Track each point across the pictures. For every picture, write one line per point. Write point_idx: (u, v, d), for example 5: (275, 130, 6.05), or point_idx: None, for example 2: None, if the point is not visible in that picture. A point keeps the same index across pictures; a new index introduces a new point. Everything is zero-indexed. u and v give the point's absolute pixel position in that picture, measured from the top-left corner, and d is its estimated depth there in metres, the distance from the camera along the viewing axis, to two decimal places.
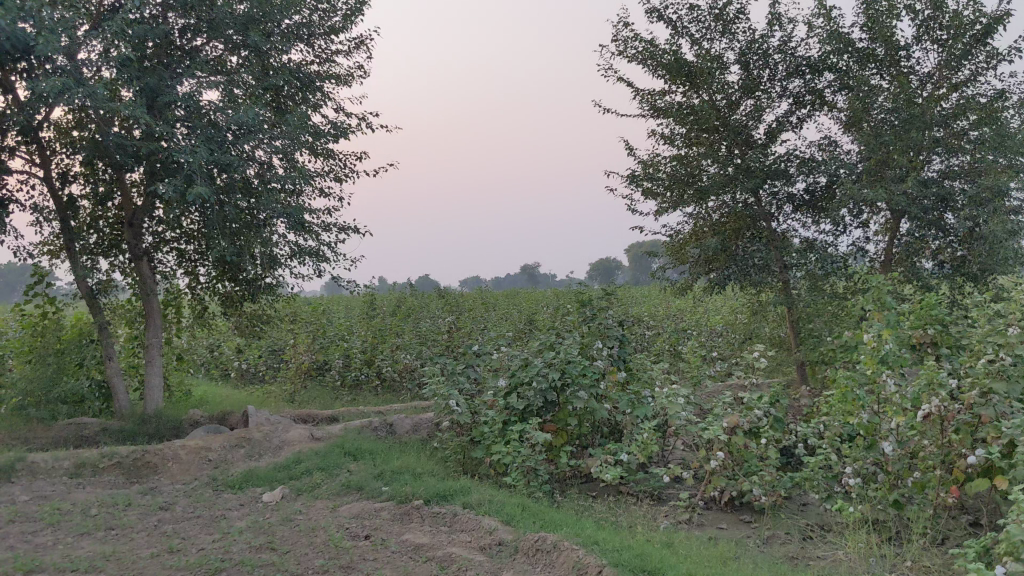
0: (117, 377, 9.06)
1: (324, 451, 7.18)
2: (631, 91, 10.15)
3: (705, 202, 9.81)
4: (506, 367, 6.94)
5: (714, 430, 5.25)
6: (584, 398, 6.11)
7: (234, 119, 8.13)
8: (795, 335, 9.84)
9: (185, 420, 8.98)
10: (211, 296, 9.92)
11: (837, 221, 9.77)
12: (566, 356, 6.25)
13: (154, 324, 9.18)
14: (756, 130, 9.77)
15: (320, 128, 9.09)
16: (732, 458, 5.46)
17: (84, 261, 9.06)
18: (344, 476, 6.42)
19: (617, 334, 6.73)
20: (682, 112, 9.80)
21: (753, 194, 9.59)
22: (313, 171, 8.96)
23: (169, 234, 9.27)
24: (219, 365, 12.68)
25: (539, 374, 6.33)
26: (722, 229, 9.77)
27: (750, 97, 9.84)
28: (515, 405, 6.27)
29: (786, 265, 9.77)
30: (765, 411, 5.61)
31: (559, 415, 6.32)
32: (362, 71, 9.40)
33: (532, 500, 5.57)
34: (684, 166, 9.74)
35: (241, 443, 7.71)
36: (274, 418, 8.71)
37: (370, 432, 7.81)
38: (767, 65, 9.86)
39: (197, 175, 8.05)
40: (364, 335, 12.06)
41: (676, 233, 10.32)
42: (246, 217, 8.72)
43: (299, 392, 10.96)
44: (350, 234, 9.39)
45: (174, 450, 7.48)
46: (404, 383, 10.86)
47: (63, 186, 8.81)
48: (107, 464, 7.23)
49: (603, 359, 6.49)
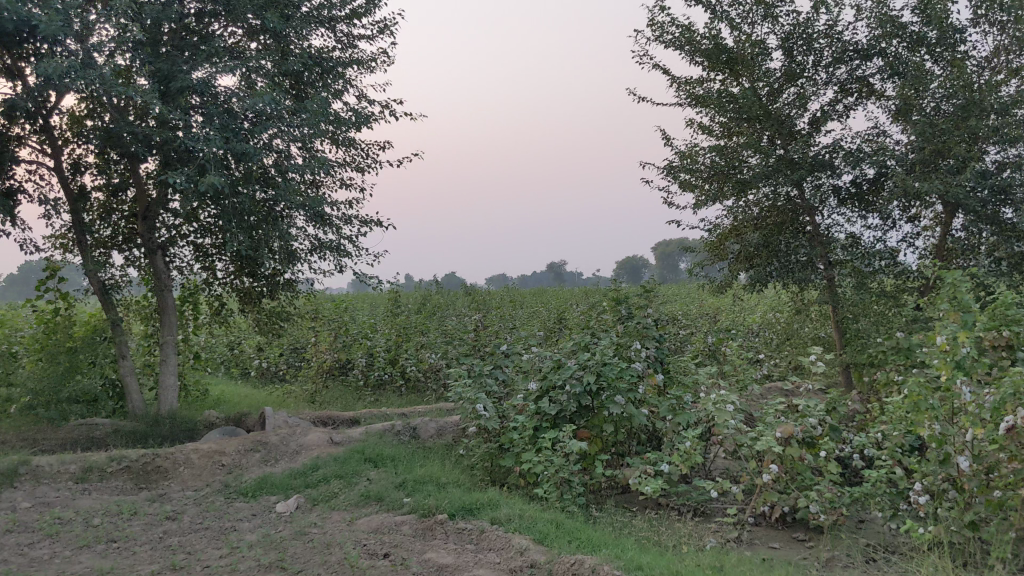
0: (130, 376, 8.71)
1: (344, 457, 6.77)
2: (667, 78, 9.65)
3: (746, 195, 9.32)
4: (537, 370, 6.50)
5: (767, 441, 4.78)
6: (622, 403, 5.66)
7: (251, 105, 7.75)
8: (840, 336, 9.33)
9: (200, 421, 8.61)
10: (229, 291, 9.55)
11: (885, 216, 9.26)
12: (601, 358, 5.80)
13: (169, 322, 8.82)
14: (800, 119, 9.26)
15: (342, 116, 8.68)
16: (785, 472, 4.98)
17: (97, 256, 8.72)
18: (363, 485, 6.00)
19: (657, 334, 6.27)
20: (722, 100, 9.31)
21: (796, 186, 9.08)
22: (334, 161, 8.55)
23: (185, 228, 8.89)
24: (239, 364, 12.31)
25: (572, 377, 5.88)
26: (764, 224, 9.29)
27: (794, 85, 9.35)
28: (547, 409, 5.83)
29: (831, 262, 9.26)
30: (821, 419, 5.14)
31: (593, 421, 5.87)
32: (386, 57, 8.99)
33: (565, 516, 5.12)
34: (724, 158, 9.24)
35: (257, 447, 7.33)
36: (293, 420, 8.32)
37: (392, 437, 7.40)
38: (811, 50, 9.35)
39: (211, 164, 7.67)
40: (388, 333, 11.65)
41: (714, 227, 9.85)
42: (263, 210, 8.32)
43: (321, 392, 10.57)
44: (372, 227, 8.98)
45: (186, 455, 7.09)
46: (429, 384, 10.45)
47: (75, 176, 8.47)
48: (115, 469, 6.85)
49: (642, 361, 6.03)
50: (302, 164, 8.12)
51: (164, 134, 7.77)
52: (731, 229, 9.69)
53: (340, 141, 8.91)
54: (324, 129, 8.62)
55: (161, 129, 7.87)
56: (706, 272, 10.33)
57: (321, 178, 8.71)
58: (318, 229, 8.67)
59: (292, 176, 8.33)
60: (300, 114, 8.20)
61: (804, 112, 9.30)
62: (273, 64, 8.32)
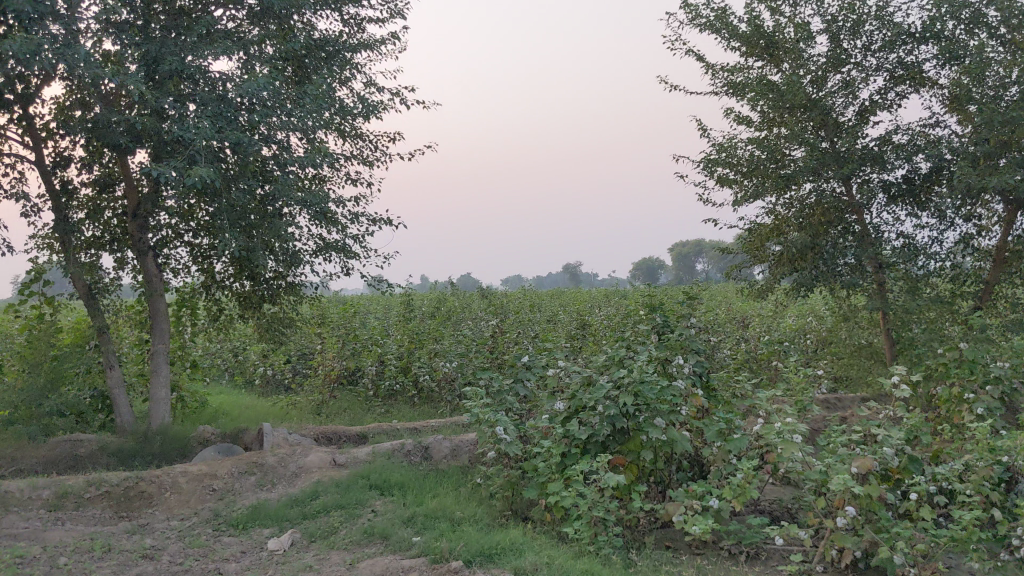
0: (118, 389, 8.04)
1: (347, 483, 6.07)
2: (701, 65, 8.90)
3: (789, 192, 8.55)
4: (564, 386, 5.76)
5: (844, 478, 4.03)
6: (663, 426, 4.93)
7: (244, 88, 6.94)
8: (891, 345, 8.55)
9: (193, 438, 7.92)
10: (229, 295, 8.85)
11: (940, 214, 8.50)
12: (639, 375, 5.05)
13: (161, 330, 8.15)
14: (848, 109, 8.54)
15: (348, 105, 7.98)
16: (859, 512, 4.23)
17: (84, 257, 8.03)
18: (367, 519, 5.28)
19: (702, 346, 5.53)
20: (764, 87, 8.55)
21: (843, 183, 8.36)
22: (339, 154, 7.85)
23: (181, 228, 8.21)
24: (243, 372, 11.62)
25: (605, 397, 5.14)
26: (808, 223, 8.51)
27: (840, 72, 8.62)
28: (578, 434, 5.09)
29: (881, 264, 8.47)
30: (900, 450, 4.40)
31: (629, 447, 5.14)
32: (398, 40, 8.30)
33: (601, 562, 4.39)
34: (765, 151, 8.49)
35: (252, 470, 6.63)
36: (294, 437, 7.62)
37: (401, 459, 6.69)
38: (860, 34, 8.60)
39: (202, 156, 6.94)
40: (400, 339, 10.94)
41: (753, 226, 9.08)
42: (261, 207, 7.57)
43: (328, 403, 9.85)
44: (381, 226, 8.27)
45: (173, 479, 6.39)
46: (443, 395, 9.72)
47: (60, 170, 7.77)
48: (93, 495, 6.14)
49: (685, 378, 5.28)
50: (303, 157, 7.35)
51: (153, 123, 7.07)
52: (772, 228, 8.92)
53: (347, 133, 8.21)
54: (328, 119, 7.92)
55: (149, 118, 7.16)
56: (745, 273, 9.49)
57: (326, 172, 8.01)
58: (322, 228, 7.96)
59: (292, 170, 7.57)
60: (301, 103, 7.45)
61: (852, 102, 8.58)
62: (274, 47, 7.61)
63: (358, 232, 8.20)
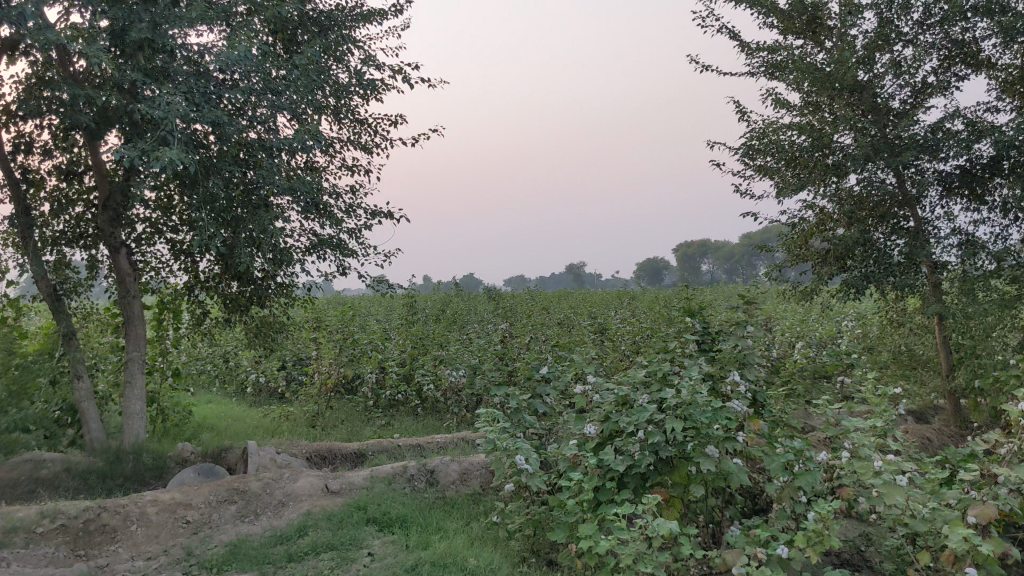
0: (88, 402, 7.23)
1: (341, 516, 5.23)
2: (736, 43, 8.06)
3: (838, 182, 7.69)
4: (594, 407, 4.91)
5: (964, 532, 3.18)
6: (718, 458, 4.09)
7: (222, 58, 6.04)
8: (948, 352, 7.61)
9: (171, 457, 7.11)
10: (214, 297, 8.03)
11: (1002, 208, 7.66)
12: (690, 395, 4.20)
13: (135, 336, 7.31)
14: (899, 90, 7.70)
15: (343, 84, 7.15)
16: (976, 572, 3.39)
17: (48, 254, 7.21)
18: (364, 565, 4.43)
19: (759, 359, 4.67)
20: (807, 66, 7.69)
21: (895, 173, 7.52)
22: (336, 139, 7.04)
23: (159, 222, 7.35)
24: (234, 379, 10.79)
25: (648, 422, 4.29)
26: (856, 217, 7.65)
27: (889, 50, 7.76)
28: (614, 466, 4.25)
29: (936, 264, 7.64)
30: (1019, 489, 3.55)
31: (675, 479, 4.31)
32: (399, 13, 7.47)
33: None
34: (808, 137, 7.65)
35: (232, 498, 5.80)
36: (283, 458, 6.81)
37: (403, 485, 5.87)
38: (911, 7, 7.76)
39: (177, 138, 6.09)
40: (403, 345, 10.11)
41: (794, 222, 8.22)
42: (246, 198, 6.73)
43: (324, 414, 9.00)
44: (382, 220, 7.45)
45: (141, 509, 5.55)
46: (450, 406, 8.88)
47: (21, 157, 6.96)
48: (47, 529, 5.28)
49: (741, 398, 4.43)
50: (292, 139, 6.48)
51: (122, 101, 6.21)
52: (815, 224, 8.06)
53: (342, 115, 7.38)
54: (321, 101, 7.08)
55: (118, 95, 6.30)
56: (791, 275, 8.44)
57: (322, 160, 7.18)
58: (314, 221, 7.12)
59: (281, 156, 6.73)
60: (291, 79, 6.60)
61: (904, 84, 7.73)
62: (260, 18, 6.76)
63: (356, 227, 7.37)
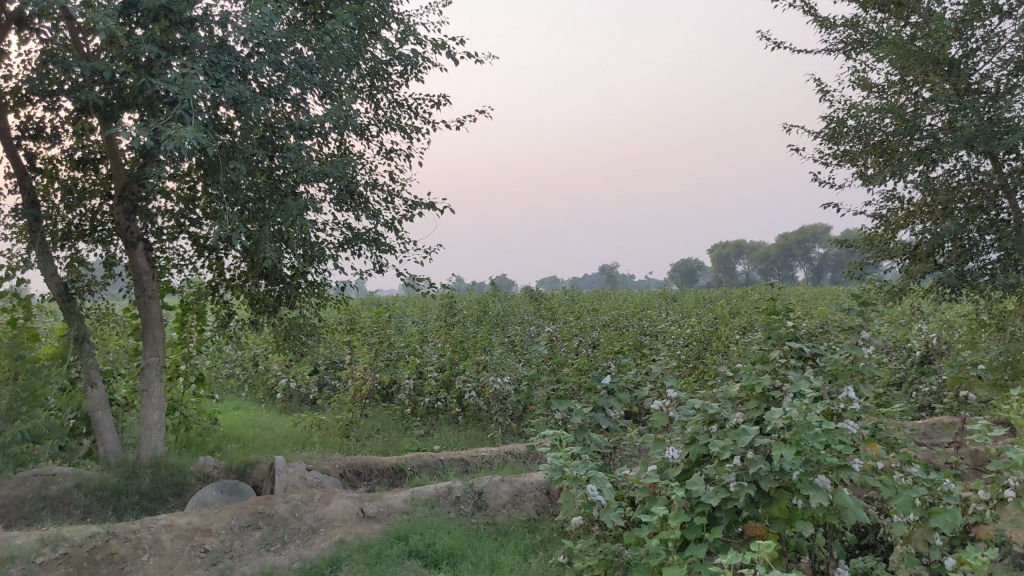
0: (101, 412, 6.64)
1: (379, 548, 4.57)
2: (812, 17, 7.35)
3: (929, 170, 6.93)
4: (673, 428, 4.21)
5: None
6: (834, 490, 3.38)
7: (246, 23, 5.40)
8: None
9: (192, 472, 6.48)
10: (240, 297, 7.41)
11: None
12: (799, 415, 3.48)
13: (153, 340, 6.69)
14: (997, 68, 6.91)
15: (381, 62, 6.51)
16: None
17: (60, 249, 6.61)
18: None
19: (873, 371, 3.95)
20: (893, 41, 6.95)
21: (992, 158, 6.75)
22: (373, 121, 6.39)
23: (180, 215, 6.74)
24: (264, 385, 10.20)
25: (746, 446, 3.58)
26: (949, 207, 6.88)
27: (984, 24, 6.98)
28: (707, 499, 3.54)
29: None
30: None
31: (776, 515, 3.61)
32: None
33: None
34: (894, 119, 6.91)
35: (256, 523, 5.16)
36: (314, 475, 6.16)
37: (448, 510, 5.20)
38: None
39: (197, 117, 5.46)
40: (442, 348, 9.44)
41: (876, 214, 7.46)
42: (273, 185, 6.08)
43: (357, 424, 8.36)
44: (423, 213, 6.78)
45: (154, 536, 4.90)
46: (494, 415, 8.19)
47: (31, 144, 6.38)
48: (48, 559, 4.58)
49: (856, 419, 3.71)
50: (323, 120, 5.84)
51: (136, 77, 5.59)
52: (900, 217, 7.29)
53: (380, 97, 6.73)
54: (356, 81, 6.43)
55: (132, 71, 5.69)
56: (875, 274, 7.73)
57: (357, 146, 6.53)
58: (349, 213, 6.46)
59: (312, 140, 6.09)
60: (323, 54, 5.96)
61: (1001, 61, 6.94)
62: None
63: (394, 220, 6.71)
